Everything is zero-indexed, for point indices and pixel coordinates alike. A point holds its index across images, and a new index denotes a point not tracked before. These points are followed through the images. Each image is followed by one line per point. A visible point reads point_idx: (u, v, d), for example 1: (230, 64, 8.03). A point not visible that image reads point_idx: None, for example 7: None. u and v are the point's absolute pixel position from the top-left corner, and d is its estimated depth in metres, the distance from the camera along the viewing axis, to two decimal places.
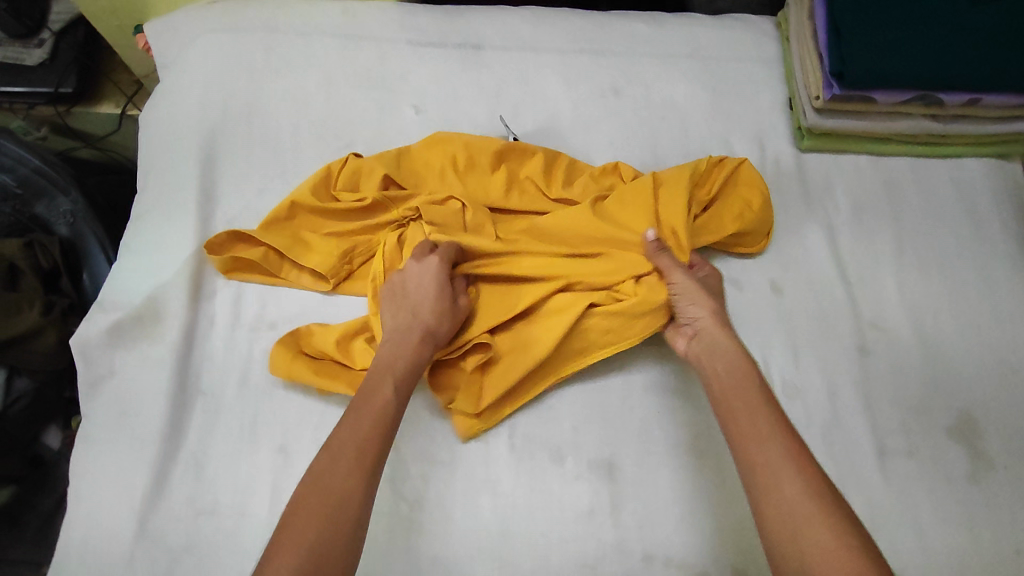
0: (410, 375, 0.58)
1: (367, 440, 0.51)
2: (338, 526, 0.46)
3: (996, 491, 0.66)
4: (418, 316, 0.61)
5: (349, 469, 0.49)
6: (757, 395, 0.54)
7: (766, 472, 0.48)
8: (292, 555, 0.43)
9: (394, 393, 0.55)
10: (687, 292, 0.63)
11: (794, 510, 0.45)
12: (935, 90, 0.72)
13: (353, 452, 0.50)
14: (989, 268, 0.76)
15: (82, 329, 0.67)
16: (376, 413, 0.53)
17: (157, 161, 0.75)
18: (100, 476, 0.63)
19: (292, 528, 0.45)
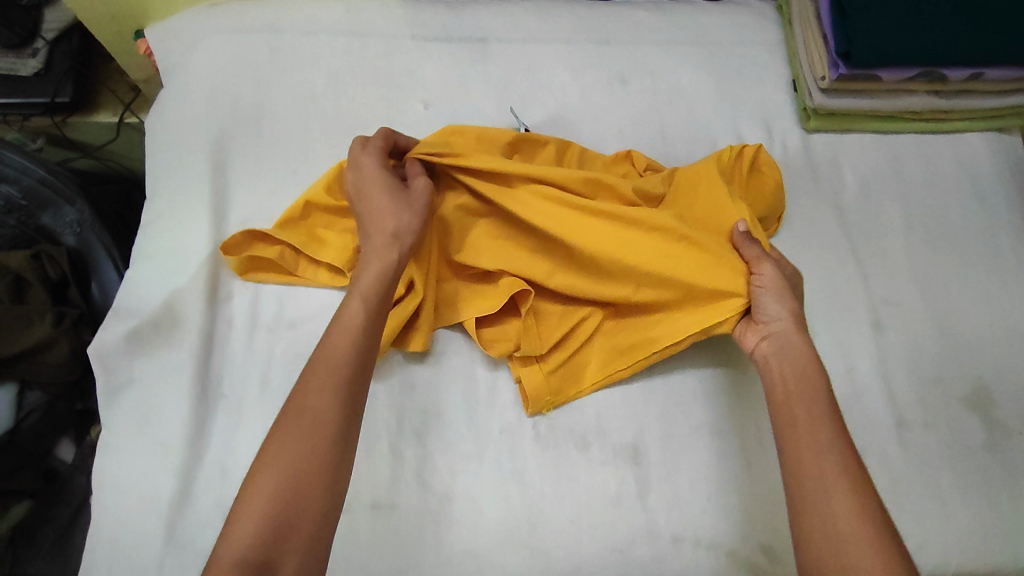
0: (376, 279, 0.59)
1: (342, 359, 0.53)
2: (309, 448, 0.48)
3: (1014, 458, 0.67)
4: (380, 228, 0.62)
5: (324, 388, 0.51)
6: (826, 405, 0.54)
7: (825, 491, 0.49)
8: (275, 479, 0.46)
9: (364, 306, 0.56)
10: (771, 289, 0.62)
11: (845, 531, 0.46)
12: (938, 66, 0.73)
13: (326, 372, 0.52)
14: (996, 240, 0.77)
15: (100, 338, 0.67)
16: (349, 328, 0.55)
17: (166, 167, 0.74)
18: (125, 484, 0.63)
19: (275, 451, 0.47)
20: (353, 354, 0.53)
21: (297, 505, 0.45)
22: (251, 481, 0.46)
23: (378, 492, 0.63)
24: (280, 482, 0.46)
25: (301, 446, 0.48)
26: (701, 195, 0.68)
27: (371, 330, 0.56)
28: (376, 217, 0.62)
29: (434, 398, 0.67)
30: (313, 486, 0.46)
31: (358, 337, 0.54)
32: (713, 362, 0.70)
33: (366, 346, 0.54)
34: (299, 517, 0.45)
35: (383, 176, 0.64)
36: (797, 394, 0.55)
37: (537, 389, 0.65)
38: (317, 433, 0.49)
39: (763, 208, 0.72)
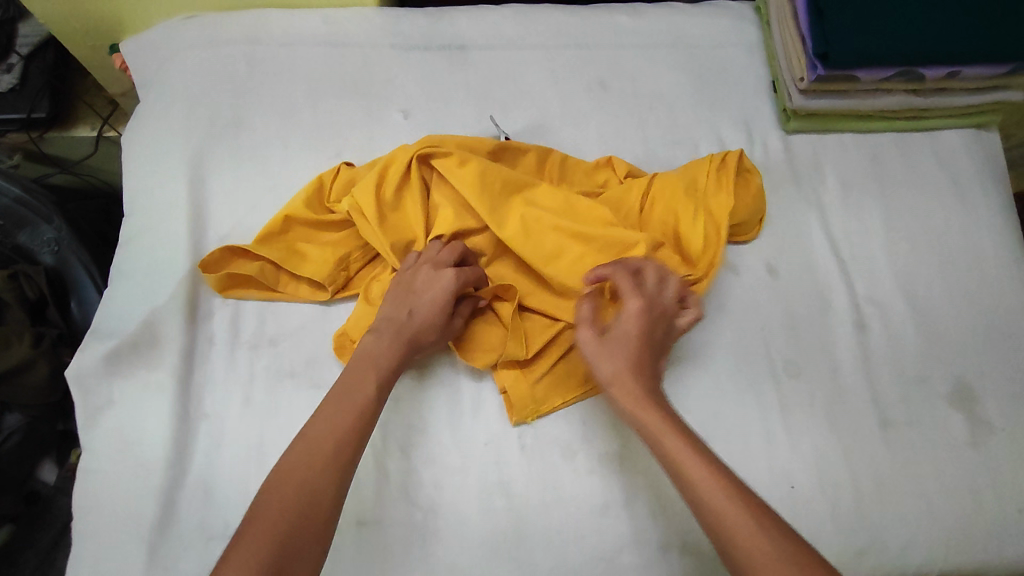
0: (388, 376, 0.58)
1: (345, 433, 0.52)
2: (307, 523, 0.47)
3: (997, 455, 0.68)
4: (404, 325, 0.61)
5: (326, 464, 0.50)
6: (687, 451, 0.52)
7: (732, 539, 0.46)
8: (260, 546, 0.44)
9: (376, 389, 0.56)
10: (593, 354, 0.60)
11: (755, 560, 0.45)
12: (916, 65, 0.72)
13: (331, 446, 0.51)
14: (975, 237, 0.77)
15: (78, 360, 0.66)
16: (356, 406, 0.54)
17: (143, 183, 0.73)
18: (106, 507, 0.62)
19: (264, 518, 0.46)
20: (359, 434, 0.53)
21: None
22: (232, 551, 0.44)
23: (363, 508, 0.63)
24: (262, 550, 0.44)
25: (295, 516, 0.47)
26: (678, 208, 0.69)
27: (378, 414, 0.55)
28: (417, 317, 0.61)
29: (419, 411, 0.67)
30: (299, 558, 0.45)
31: (366, 413, 0.54)
32: (700, 366, 0.69)
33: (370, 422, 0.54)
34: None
35: (448, 291, 0.62)
36: (660, 447, 0.53)
37: (521, 400, 0.66)
38: (311, 509, 0.47)
39: (744, 213, 0.71)
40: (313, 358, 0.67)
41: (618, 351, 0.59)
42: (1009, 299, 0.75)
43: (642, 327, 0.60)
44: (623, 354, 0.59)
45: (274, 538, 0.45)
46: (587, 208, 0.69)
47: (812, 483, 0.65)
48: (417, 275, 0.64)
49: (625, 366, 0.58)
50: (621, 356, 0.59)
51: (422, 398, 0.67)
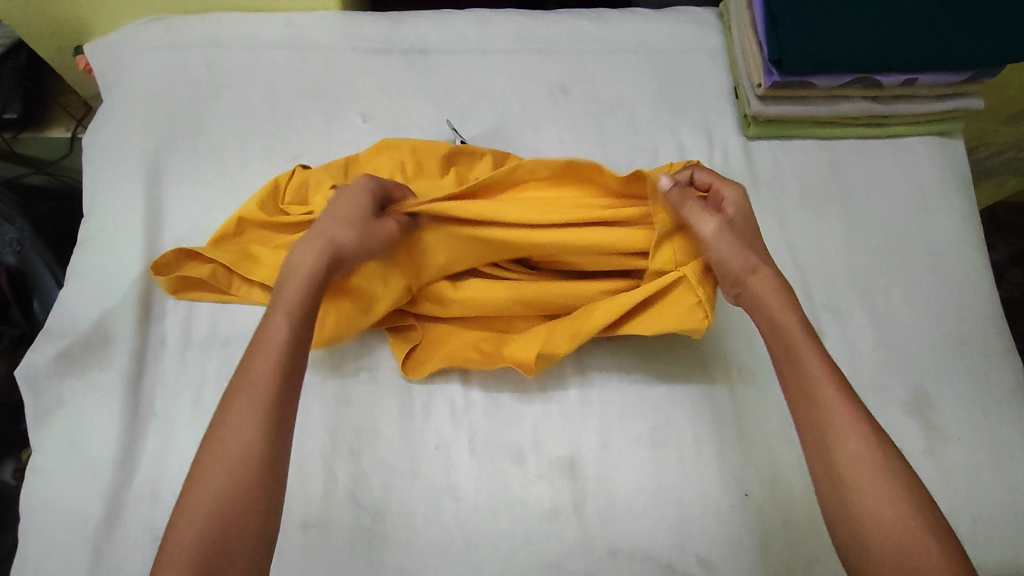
0: (305, 299, 0.55)
1: (265, 380, 0.50)
2: (243, 478, 0.46)
3: (952, 463, 0.67)
4: (317, 234, 0.59)
5: (246, 417, 0.48)
6: (817, 362, 0.52)
7: (839, 455, 0.48)
8: (199, 515, 0.44)
9: (289, 324, 0.53)
10: (714, 241, 0.59)
11: (848, 471, 0.47)
12: (871, 72, 0.73)
13: (246, 399, 0.49)
14: (936, 244, 0.77)
15: (29, 360, 0.66)
16: (272, 346, 0.52)
17: (101, 184, 0.74)
18: (52, 508, 0.62)
19: (201, 481, 0.46)
20: (280, 376, 0.50)
21: (222, 543, 0.44)
22: (175, 518, 0.45)
23: (322, 501, 0.63)
24: (206, 510, 0.45)
25: (231, 470, 0.46)
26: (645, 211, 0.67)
27: (301, 350, 0.53)
28: (328, 223, 0.60)
29: (369, 414, 0.66)
30: (248, 506, 0.45)
31: (284, 353, 0.52)
32: (655, 374, 0.69)
33: (293, 361, 0.52)
34: (235, 540, 0.44)
35: (361, 198, 0.62)
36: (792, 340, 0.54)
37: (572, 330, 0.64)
38: (239, 464, 0.46)
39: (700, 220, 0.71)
40: None
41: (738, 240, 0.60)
42: (968, 307, 0.74)
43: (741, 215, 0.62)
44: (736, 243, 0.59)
45: (213, 496, 0.45)
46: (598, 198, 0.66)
47: (763, 490, 0.65)
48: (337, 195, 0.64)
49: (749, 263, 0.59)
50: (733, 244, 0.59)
51: (374, 400, 0.67)
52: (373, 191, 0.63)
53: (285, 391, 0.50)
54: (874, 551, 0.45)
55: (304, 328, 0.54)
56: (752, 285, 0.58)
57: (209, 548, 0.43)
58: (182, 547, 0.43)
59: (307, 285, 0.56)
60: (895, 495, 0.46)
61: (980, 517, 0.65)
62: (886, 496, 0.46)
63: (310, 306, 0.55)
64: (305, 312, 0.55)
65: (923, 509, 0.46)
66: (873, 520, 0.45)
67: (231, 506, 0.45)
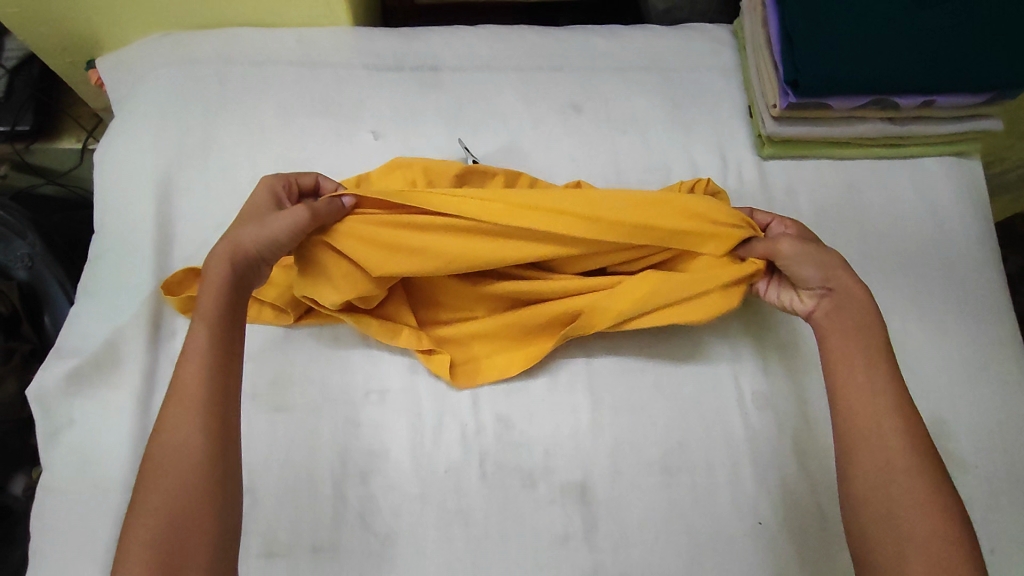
0: (226, 304, 0.54)
1: (196, 387, 0.49)
2: (190, 480, 0.46)
3: (969, 491, 0.66)
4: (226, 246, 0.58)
5: (181, 424, 0.48)
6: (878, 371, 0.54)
7: (885, 442, 0.51)
8: (152, 522, 0.45)
9: (210, 331, 0.52)
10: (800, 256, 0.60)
11: (893, 456, 0.50)
12: (889, 94, 0.72)
13: (181, 407, 0.49)
14: (952, 266, 0.76)
15: (39, 379, 0.66)
16: (197, 354, 0.51)
17: (113, 201, 0.74)
18: (59, 529, 0.61)
19: (148, 500, 0.46)
20: (210, 379, 0.50)
21: (178, 543, 0.44)
22: (128, 531, 0.45)
23: (330, 525, 0.62)
24: (155, 528, 0.44)
25: (175, 487, 0.46)
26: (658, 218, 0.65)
27: (228, 358, 0.52)
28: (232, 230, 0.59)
29: (379, 437, 0.66)
30: (194, 519, 0.45)
31: (210, 364, 0.51)
32: (668, 398, 0.68)
33: (224, 365, 0.51)
34: (189, 541, 0.44)
35: (258, 200, 0.62)
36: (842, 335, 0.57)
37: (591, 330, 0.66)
38: (182, 467, 0.46)
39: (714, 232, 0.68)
40: (275, 379, 0.67)
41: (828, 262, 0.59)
42: (985, 332, 0.73)
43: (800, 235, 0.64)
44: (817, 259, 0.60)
45: (158, 511, 0.45)
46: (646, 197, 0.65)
47: (776, 517, 0.64)
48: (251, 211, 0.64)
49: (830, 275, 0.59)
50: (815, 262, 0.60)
51: (383, 422, 0.67)
52: (273, 193, 0.63)
53: (218, 397, 0.50)
54: (906, 535, 0.48)
55: (229, 335, 0.53)
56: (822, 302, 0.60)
57: (162, 554, 0.44)
58: (139, 556, 0.44)
59: (222, 292, 0.55)
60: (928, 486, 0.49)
61: (996, 548, 0.64)
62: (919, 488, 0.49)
63: (226, 311, 0.54)
64: (224, 319, 0.54)
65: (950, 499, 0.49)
66: (902, 498, 0.49)
67: (178, 513, 0.45)
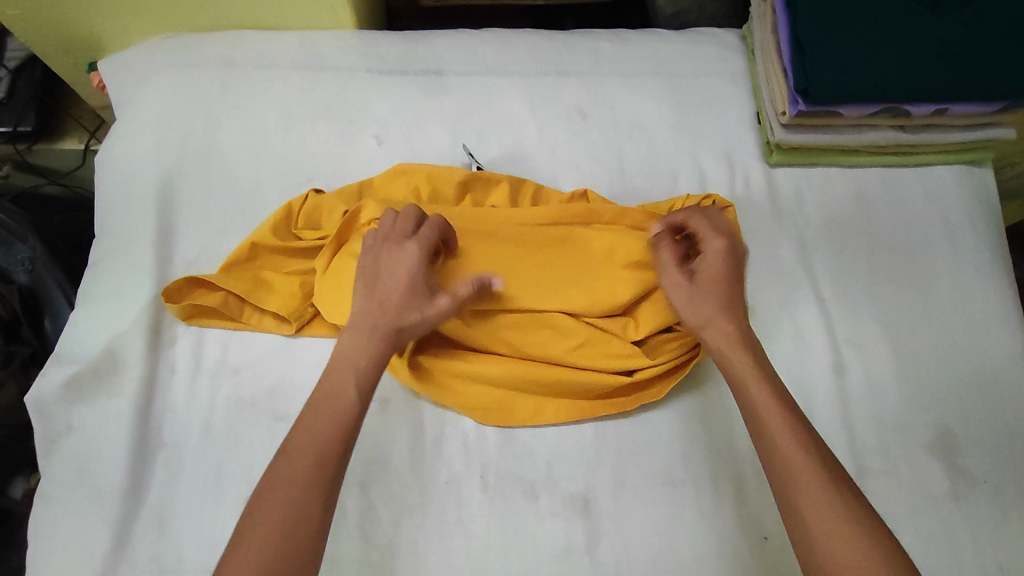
0: (374, 371, 0.54)
1: (329, 443, 0.49)
2: (301, 537, 0.45)
3: (980, 507, 0.64)
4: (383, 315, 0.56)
5: (309, 478, 0.47)
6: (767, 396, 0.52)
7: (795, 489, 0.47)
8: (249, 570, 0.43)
9: (358, 392, 0.52)
10: (684, 299, 0.60)
11: (804, 505, 0.46)
12: (900, 102, 0.71)
13: (315, 459, 0.48)
14: (962, 276, 0.74)
15: (38, 385, 0.65)
16: (341, 409, 0.51)
17: (114, 205, 0.73)
18: (56, 538, 0.60)
19: (248, 552, 0.44)
20: (344, 439, 0.50)
21: None
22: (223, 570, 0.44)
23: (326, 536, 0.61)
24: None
25: (278, 539, 0.45)
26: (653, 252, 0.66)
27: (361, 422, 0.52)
28: (394, 301, 0.56)
29: (379, 447, 0.65)
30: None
31: (346, 425, 0.51)
32: (672, 409, 0.68)
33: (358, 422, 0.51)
34: None
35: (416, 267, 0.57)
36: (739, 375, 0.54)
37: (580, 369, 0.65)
38: (297, 523, 0.46)
39: None
40: (276, 387, 0.66)
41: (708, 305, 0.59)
42: (996, 344, 0.72)
43: (724, 268, 0.60)
44: (713, 297, 0.59)
45: (255, 567, 0.43)
46: (639, 212, 0.70)
47: (782, 531, 0.63)
48: (376, 259, 0.58)
49: (712, 320, 0.58)
50: (708, 300, 0.59)
51: (385, 432, 0.66)
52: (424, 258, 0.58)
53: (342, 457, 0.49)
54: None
55: (369, 397, 0.53)
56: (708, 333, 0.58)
57: None
58: None
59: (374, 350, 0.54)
60: (852, 528, 0.45)
61: (1007, 566, 0.62)
62: (845, 525, 0.45)
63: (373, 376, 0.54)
64: (367, 377, 0.53)
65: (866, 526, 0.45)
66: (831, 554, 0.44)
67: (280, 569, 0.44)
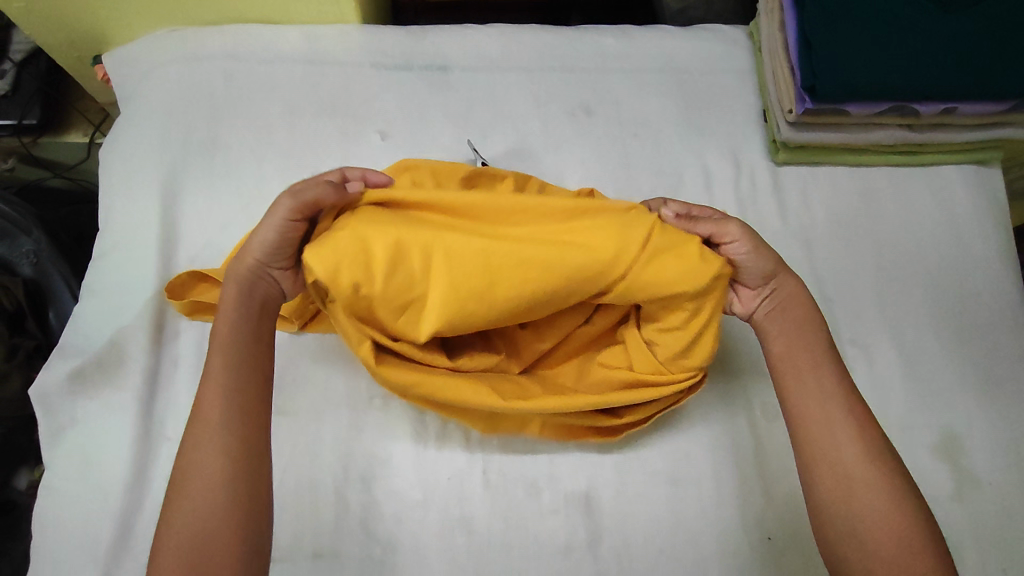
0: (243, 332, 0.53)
1: (216, 409, 0.49)
2: (215, 496, 0.46)
3: (982, 509, 0.64)
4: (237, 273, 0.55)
5: (205, 446, 0.48)
6: (808, 363, 0.54)
7: (835, 449, 0.50)
8: (181, 541, 0.45)
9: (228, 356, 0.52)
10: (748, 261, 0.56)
11: (850, 466, 0.49)
12: (909, 100, 0.70)
13: (203, 430, 0.48)
14: (969, 276, 0.74)
15: (42, 378, 0.65)
16: (219, 376, 0.50)
17: (118, 199, 0.73)
18: (60, 529, 0.61)
19: (176, 519, 0.46)
20: (228, 400, 0.50)
21: (204, 557, 0.45)
22: (159, 544, 0.46)
23: (327, 531, 0.61)
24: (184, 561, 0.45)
25: (199, 507, 0.46)
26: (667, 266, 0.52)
27: (246, 373, 0.51)
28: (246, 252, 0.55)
29: (381, 442, 0.65)
30: (216, 536, 0.45)
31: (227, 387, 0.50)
32: (675, 408, 0.67)
33: (243, 378, 0.51)
34: (214, 553, 0.45)
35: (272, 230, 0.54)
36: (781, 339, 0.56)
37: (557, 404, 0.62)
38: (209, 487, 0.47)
39: None
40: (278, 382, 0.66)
41: (760, 261, 0.56)
42: (1003, 345, 0.71)
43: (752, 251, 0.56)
44: (764, 265, 0.56)
45: (184, 534, 0.45)
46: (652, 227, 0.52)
47: (785, 531, 0.63)
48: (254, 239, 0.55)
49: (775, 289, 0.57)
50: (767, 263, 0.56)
51: (387, 428, 0.66)
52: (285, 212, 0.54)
53: (235, 414, 0.49)
54: (867, 541, 0.47)
55: (244, 356, 0.52)
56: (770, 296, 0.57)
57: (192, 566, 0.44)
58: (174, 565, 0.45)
59: (239, 313, 0.54)
60: (886, 489, 0.48)
61: (1011, 569, 0.62)
62: (873, 477, 0.49)
63: (246, 333, 0.53)
64: (247, 341, 0.53)
65: (901, 481, 0.49)
66: (864, 507, 0.48)
67: (204, 528, 0.45)
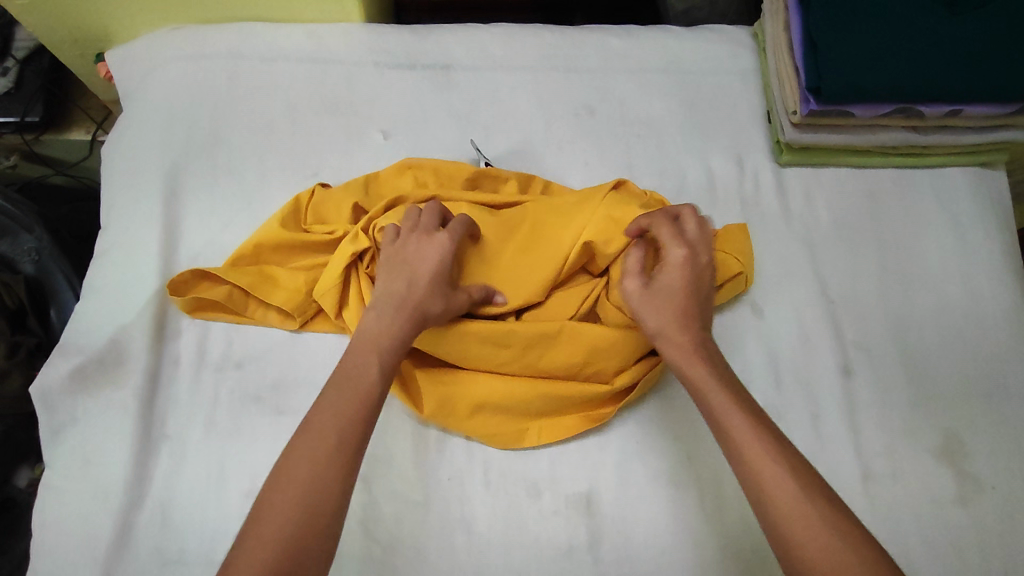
0: (393, 353, 0.54)
1: (343, 424, 0.49)
2: (320, 515, 0.45)
3: (986, 513, 0.64)
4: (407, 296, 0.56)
5: (325, 459, 0.47)
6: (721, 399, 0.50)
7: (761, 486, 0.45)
8: (266, 548, 0.42)
9: (379, 373, 0.52)
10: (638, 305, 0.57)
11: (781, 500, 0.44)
12: (914, 103, 0.70)
13: (327, 443, 0.47)
14: (973, 279, 0.73)
15: (43, 376, 0.65)
16: (364, 390, 0.51)
17: (120, 197, 0.73)
18: (60, 527, 0.61)
19: (266, 527, 0.44)
20: (362, 420, 0.49)
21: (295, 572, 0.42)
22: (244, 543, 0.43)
23: None
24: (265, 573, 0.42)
25: (298, 521, 0.44)
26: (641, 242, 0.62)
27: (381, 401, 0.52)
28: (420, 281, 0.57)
29: (382, 443, 0.65)
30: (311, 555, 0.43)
31: (366, 406, 0.50)
32: (677, 409, 0.67)
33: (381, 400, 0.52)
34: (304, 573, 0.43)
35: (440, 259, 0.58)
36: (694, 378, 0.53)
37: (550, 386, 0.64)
38: (316, 505, 0.45)
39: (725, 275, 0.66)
40: (279, 381, 0.66)
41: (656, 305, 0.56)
42: (1007, 348, 0.71)
43: (682, 279, 0.57)
44: (666, 307, 0.56)
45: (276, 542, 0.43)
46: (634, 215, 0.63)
47: None
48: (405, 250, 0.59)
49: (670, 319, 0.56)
50: (664, 306, 0.56)
51: (388, 428, 0.66)
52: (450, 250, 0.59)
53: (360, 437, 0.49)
54: None
55: (389, 380, 0.53)
56: (662, 349, 0.56)
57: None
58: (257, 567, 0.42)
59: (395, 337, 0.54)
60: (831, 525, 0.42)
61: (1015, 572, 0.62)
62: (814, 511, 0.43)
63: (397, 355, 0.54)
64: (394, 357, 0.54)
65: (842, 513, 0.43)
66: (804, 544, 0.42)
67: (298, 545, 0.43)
